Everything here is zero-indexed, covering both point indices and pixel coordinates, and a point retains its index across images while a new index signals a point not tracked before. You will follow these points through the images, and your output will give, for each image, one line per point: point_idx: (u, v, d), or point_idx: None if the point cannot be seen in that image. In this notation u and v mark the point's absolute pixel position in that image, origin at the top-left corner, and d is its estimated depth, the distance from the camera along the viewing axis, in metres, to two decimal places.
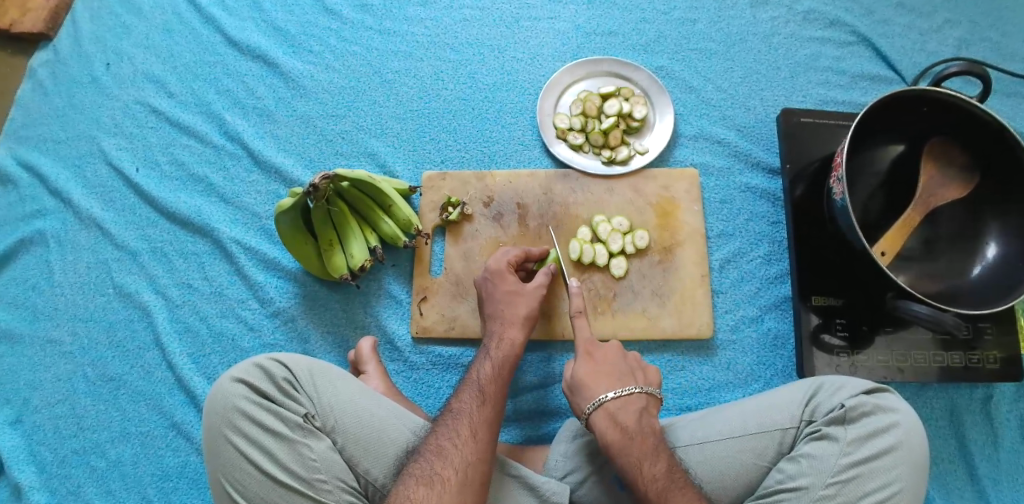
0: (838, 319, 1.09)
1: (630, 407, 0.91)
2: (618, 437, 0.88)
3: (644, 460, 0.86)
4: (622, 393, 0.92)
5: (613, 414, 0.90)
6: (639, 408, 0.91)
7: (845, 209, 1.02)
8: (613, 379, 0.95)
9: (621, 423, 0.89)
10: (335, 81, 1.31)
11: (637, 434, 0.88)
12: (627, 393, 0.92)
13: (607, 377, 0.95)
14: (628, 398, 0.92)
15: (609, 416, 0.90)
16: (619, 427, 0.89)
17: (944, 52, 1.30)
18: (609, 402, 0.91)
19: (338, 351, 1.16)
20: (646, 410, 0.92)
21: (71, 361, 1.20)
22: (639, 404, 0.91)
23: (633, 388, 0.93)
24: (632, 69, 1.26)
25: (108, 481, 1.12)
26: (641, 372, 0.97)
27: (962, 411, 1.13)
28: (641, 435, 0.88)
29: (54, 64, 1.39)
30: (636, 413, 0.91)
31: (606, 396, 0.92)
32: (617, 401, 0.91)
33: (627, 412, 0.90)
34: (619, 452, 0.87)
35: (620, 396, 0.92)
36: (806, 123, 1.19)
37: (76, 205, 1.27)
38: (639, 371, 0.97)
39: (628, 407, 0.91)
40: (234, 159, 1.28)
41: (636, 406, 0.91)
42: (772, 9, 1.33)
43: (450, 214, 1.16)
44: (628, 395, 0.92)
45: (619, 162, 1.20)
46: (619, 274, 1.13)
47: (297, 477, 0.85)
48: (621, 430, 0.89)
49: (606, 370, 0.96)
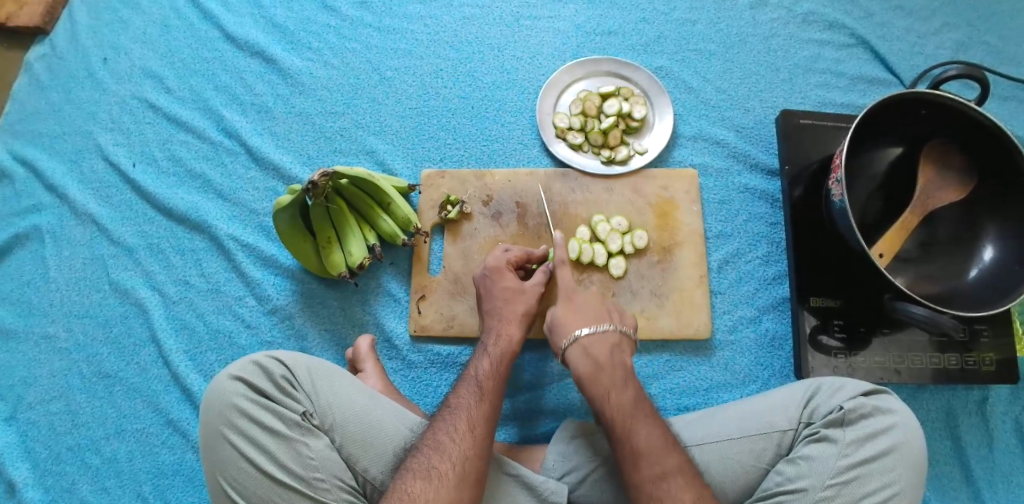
0: (836, 320, 1.09)
1: (603, 344, 0.92)
2: (591, 370, 0.90)
3: (613, 389, 0.88)
4: (597, 330, 0.94)
5: (587, 350, 0.92)
6: (613, 344, 0.93)
7: (844, 211, 1.03)
8: (589, 317, 0.96)
9: (595, 360, 0.91)
10: (334, 78, 1.31)
11: (608, 368, 0.90)
12: (602, 330, 0.94)
13: (584, 314, 0.96)
14: (604, 336, 0.93)
15: (583, 350, 0.92)
16: (593, 361, 0.91)
17: (942, 55, 1.30)
18: (584, 338, 0.93)
19: (335, 349, 1.15)
20: (619, 346, 0.94)
21: (66, 357, 1.19)
22: (613, 341, 0.93)
23: (608, 326, 0.94)
24: (632, 69, 1.26)
25: (102, 479, 1.11)
26: (618, 314, 0.99)
27: (958, 413, 1.13)
28: (612, 368, 0.90)
29: (50, 58, 1.38)
30: (608, 347, 0.92)
31: (582, 333, 0.93)
32: (591, 337, 0.93)
33: (600, 347, 0.92)
34: (590, 383, 0.89)
35: (594, 334, 0.93)
36: (805, 124, 1.19)
37: (72, 201, 1.26)
38: (616, 313, 0.98)
39: (603, 342, 0.93)
40: (232, 156, 1.27)
41: (611, 342, 0.93)
42: (771, 11, 1.33)
43: (449, 212, 1.15)
44: (602, 333, 0.93)
45: (618, 162, 1.20)
46: (618, 274, 1.13)
47: (295, 476, 0.84)
48: (593, 362, 0.91)
49: (585, 309, 0.97)
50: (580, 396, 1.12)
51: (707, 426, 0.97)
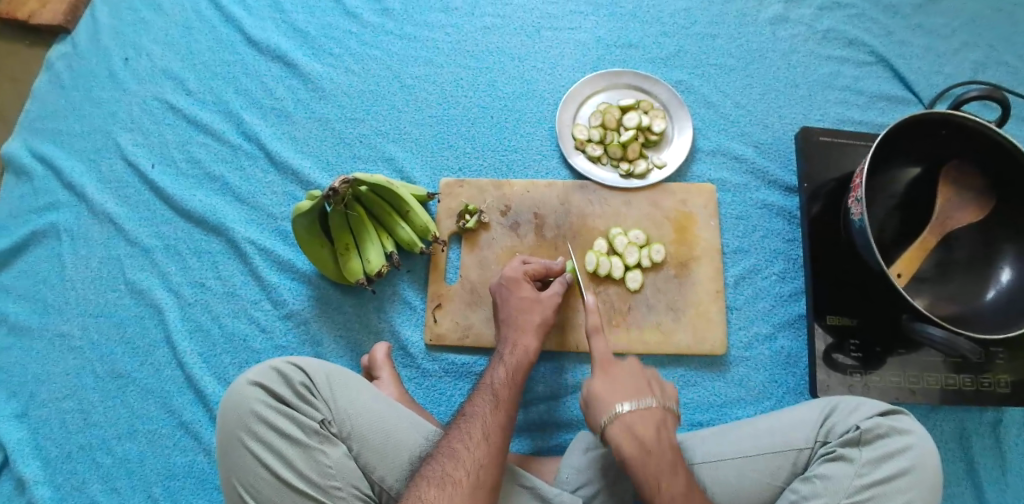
0: (851, 339, 1.09)
1: (647, 421, 0.86)
2: (636, 452, 0.84)
3: (662, 477, 0.83)
4: (639, 407, 0.87)
5: (630, 427, 0.86)
6: (658, 421, 0.87)
7: (863, 230, 1.02)
8: (630, 392, 0.89)
9: (641, 442, 0.85)
10: (354, 84, 1.31)
11: (657, 451, 0.84)
12: (645, 407, 0.87)
13: (623, 388, 0.89)
14: (647, 412, 0.86)
15: (626, 427, 0.86)
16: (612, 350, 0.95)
17: (962, 75, 1.30)
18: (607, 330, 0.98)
19: (350, 356, 1.15)
20: (664, 423, 0.87)
21: (80, 356, 1.19)
22: None
23: (649, 401, 0.87)
24: (652, 83, 1.26)
25: (113, 479, 1.11)
26: (659, 385, 0.91)
27: (972, 434, 1.13)
28: (661, 450, 0.84)
29: (71, 56, 1.38)
30: (653, 426, 0.86)
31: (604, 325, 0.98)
32: (635, 414, 0.86)
33: (644, 424, 0.86)
34: (636, 469, 0.84)
35: (636, 409, 0.86)
36: (824, 142, 1.19)
37: (90, 200, 1.27)
38: (656, 383, 0.91)
39: (648, 423, 0.86)
40: (251, 159, 1.28)
41: (655, 420, 0.87)
42: (791, 27, 1.34)
43: (467, 221, 1.16)
44: (645, 407, 0.87)
45: (636, 176, 1.20)
46: (634, 287, 1.13)
47: (311, 483, 0.85)
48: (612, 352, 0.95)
49: (623, 384, 0.90)
50: None
51: (721, 441, 0.97)
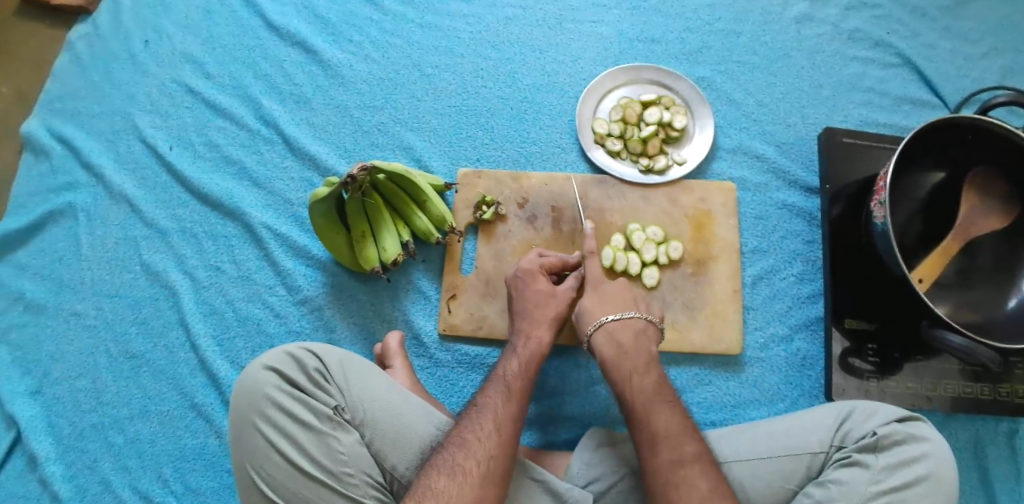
0: (869, 344, 1.08)
1: (627, 327, 0.96)
2: (613, 352, 0.95)
3: (635, 373, 0.92)
4: (622, 316, 0.98)
5: (611, 333, 0.96)
6: (637, 329, 0.97)
7: (886, 233, 1.01)
8: (615, 307, 1.01)
9: (619, 343, 0.95)
10: (373, 71, 1.31)
11: (631, 352, 0.94)
12: (626, 317, 0.98)
13: (608, 300, 1.01)
14: (629, 321, 0.98)
15: (608, 335, 0.96)
16: (618, 346, 0.95)
17: (988, 79, 1.28)
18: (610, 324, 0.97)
19: (363, 343, 1.15)
20: (644, 333, 0.97)
21: (94, 335, 1.19)
22: (638, 327, 0.97)
23: (632, 312, 0.98)
24: (674, 78, 1.25)
25: (124, 458, 1.12)
26: (644, 305, 1.02)
27: (987, 444, 1.11)
28: (636, 353, 0.94)
29: (91, 37, 1.38)
30: (632, 331, 0.97)
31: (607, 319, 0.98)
32: (617, 322, 0.97)
33: (624, 331, 0.97)
34: (614, 365, 0.93)
35: (619, 320, 0.98)
36: (847, 143, 1.18)
37: (108, 180, 1.27)
38: (642, 303, 1.02)
39: (627, 328, 0.97)
40: (269, 144, 1.27)
41: (634, 327, 0.97)
42: (817, 26, 1.32)
43: (484, 212, 1.15)
44: (627, 318, 0.98)
45: (656, 172, 1.19)
46: (651, 283, 1.12)
47: (322, 469, 0.84)
48: (617, 346, 0.95)
49: (610, 298, 1.01)
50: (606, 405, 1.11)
51: (734, 442, 0.96)
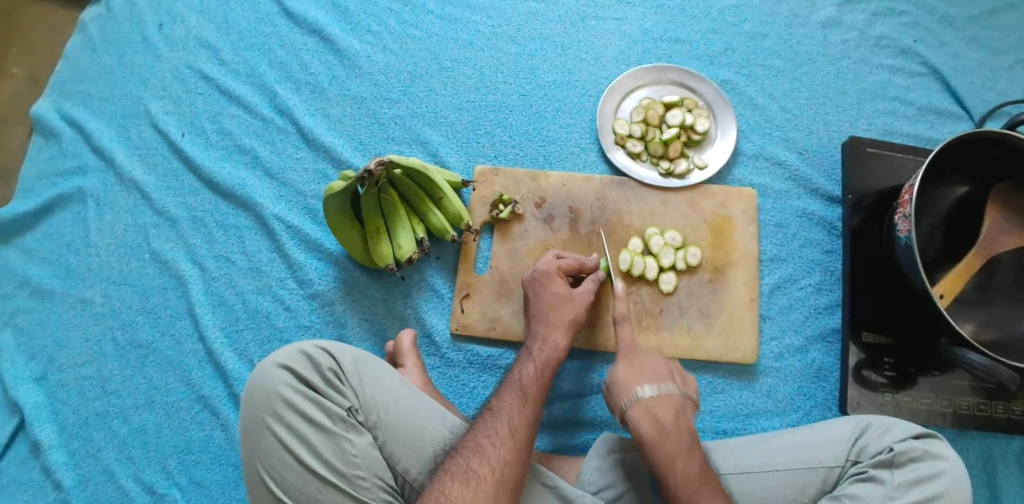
0: (886, 358, 1.07)
1: (667, 405, 0.88)
2: (654, 432, 0.86)
3: (678, 457, 0.84)
4: (660, 392, 0.90)
5: (651, 412, 0.88)
6: (677, 406, 0.89)
7: (909, 247, 0.99)
8: (652, 378, 0.92)
9: (659, 422, 0.87)
10: (391, 63, 1.28)
11: (674, 431, 0.87)
12: (665, 393, 0.90)
13: (645, 371, 0.93)
14: (666, 397, 0.89)
15: (646, 413, 0.88)
16: (656, 423, 0.87)
17: (1015, 92, 1.26)
18: (647, 398, 0.89)
19: (373, 340, 1.14)
20: (682, 409, 0.90)
21: (101, 322, 1.18)
22: (677, 403, 0.89)
23: (669, 386, 0.90)
24: (698, 80, 1.23)
25: (129, 448, 1.11)
26: (680, 375, 0.94)
27: (998, 462, 1.11)
28: (677, 432, 0.87)
29: (104, 18, 1.35)
30: (672, 410, 0.88)
31: (644, 392, 0.89)
32: (654, 399, 0.89)
33: (665, 408, 0.88)
34: (653, 446, 0.85)
35: (656, 394, 0.89)
36: (872, 153, 1.16)
37: (118, 165, 1.25)
38: (678, 374, 0.94)
39: (666, 405, 0.89)
40: (283, 134, 1.25)
41: (673, 404, 0.89)
42: (843, 31, 1.29)
43: (500, 211, 1.13)
44: (665, 393, 0.89)
45: (676, 176, 1.17)
46: (667, 289, 1.11)
47: (334, 471, 0.83)
48: (656, 424, 0.87)
49: (646, 369, 0.93)
50: (618, 410, 1.10)
51: (748, 454, 0.95)
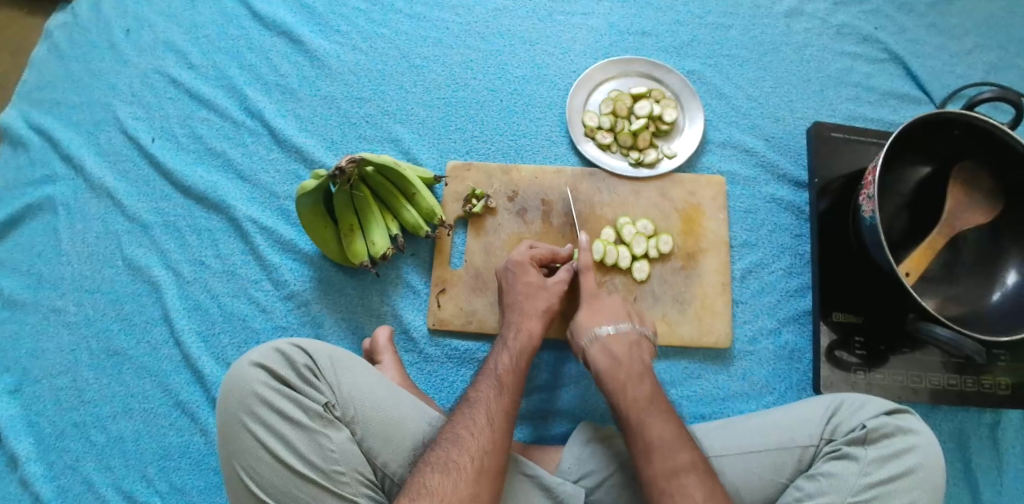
0: (856, 337, 1.09)
1: (621, 341, 0.96)
2: (608, 364, 0.95)
3: (629, 382, 0.91)
4: (615, 329, 0.98)
5: (607, 347, 0.96)
6: (632, 341, 0.97)
7: (874, 227, 1.01)
8: (611, 316, 1.00)
9: (614, 355, 0.95)
10: (361, 62, 1.29)
11: (626, 363, 0.94)
12: (620, 330, 0.98)
13: (603, 312, 1.01)
14: (621, 334, 0.97)
15: (603, 346, 0.96)
16: (611, 356, 0.95)
17: (973, 75, 1.29)
18: (605, 336, 0.97)
19: (351, 339, 1.14)
20: (638, 344, 0.97)
21: (75, 332, 1.17)
22: (631, 339, 0.97)
23: (625, 324, 0.98)
24: (664, 71, 1.24)
25: (107, 457, 1.10)
26: (639, 317, 1.03)
27: (970, 435, 1.13)
28: (629, 364, 0.94)
29: (70, 25, 1.35)
30: (627, 345, 0.96)
31: (601, 330, 0.98)
32: (610, 334, 0.97)
33: (622, 347, 0.96)
34: (607, 376, 0.93)
35: (612, 332, 0.98)
36: (836, 138, 1.18)
37: (88, 173, 1.24)
38: (636, 316, 1.02)
39: (622, 341, 0.97)
40: (254, 136, 1.25)
41: (629, 340, 0.97)
42: (806, 20, 1.32)
43: (474, 206, 1.14)
44: (621, 331, 0.98)
45: (646, 165, 1.19)
46: (641, 277, 1.12)
47: (313, 467, 0.83)
48: (612, 360, 0.95)
49: (604, 308, 1.01)
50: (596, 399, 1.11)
51: (724, 437, 0.95)
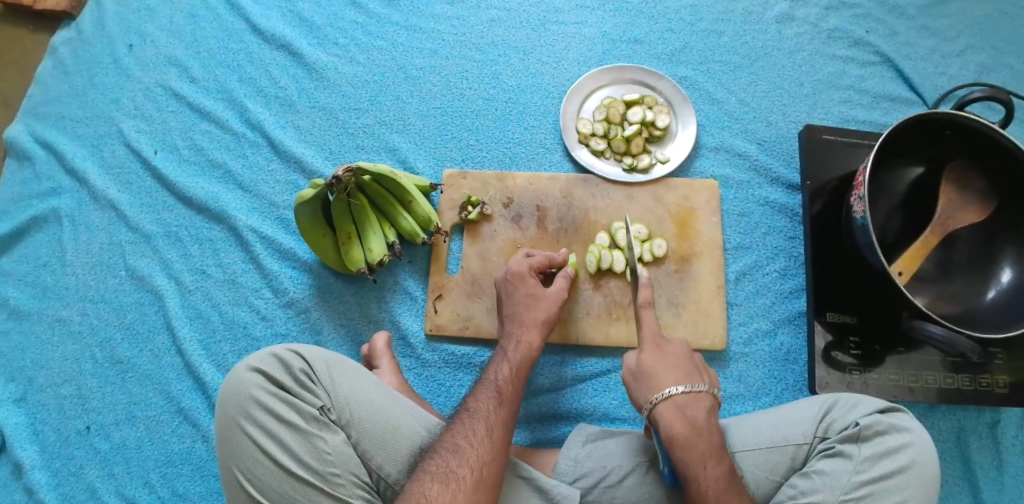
0: (851, 337, 1.09)
1: (699, 408, 0.88)
2: (688, 433, 0.86)
3: (708, 458, 0.84)
4: (692, 390, 0.89)
5: (684, 412, 0.88)
6: (707, 407, 0.89)
7: (865, 228, 1.02)
8: (681, 376, 0.92)
9: (691, 421, 0.87)
10: (358, 74, 1.31)
11: (705, 435, 0.86)
12: (697, 392, 0.90)
13: (672, 371, 0.92)
14: (699, 397, 0.89)
15: (678, 414, 0.87)
16: (688, 422, 0.87)
17: (965, 76, 1.30)
18: (677, 397, 0.89)
19: (350, 345, 1.16)
20: (713, 410, 0.90)
21: (79, 341, 1.19)
22: (709, 405, 0.89)
23: (702, 386, 0.90)
24: (656, 78, 1.26)
25: (110, 464, 1.11)
26: (706, 372, 0.95)
27: (969, 434, 1.13)
28: (708, 436, 0.86)
29: (75, 42, 1.38)
30: (705, 411, 0.88)
31: (674, 391, 0.89)
32: (687, 397, 0.89)
33: (705, 429, 0.87)
34: (685, 446, 0.84)
35: (689, 394, 0.89)
36: (828, 140, 1.19)
37: (92, 186, 1.27)
38: (704, 372, 0.94)
39: (698, 405, 0.89)
40: (254, 147, 1.28)
41: (704, 405, 0.89)
42: (797, 25, 1.33)
43: (469, 213, 1.16)
44: (696, 394, 0.89)
45: (639, 170, 1.20)
46: (635, 281, 1.13)
47: (310, 470, 0.84)
48: (689, 426, 0.86)
49: (675, 366, 0.93)
50: (593, 402, 1.12)
51: None
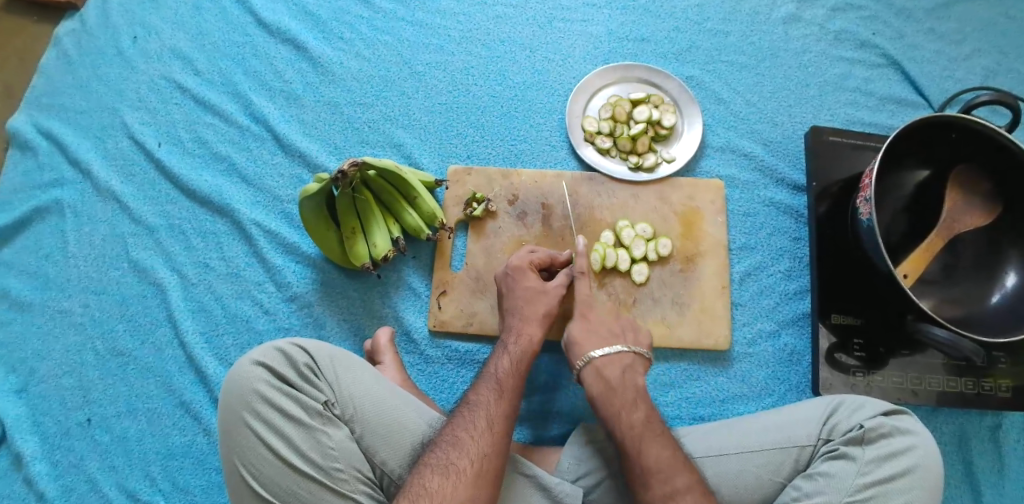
0: (855, 339, 1.09)
1: (615, 365, 0.95)
2: (603, 390, 0.93)
3: (624, 407, 0.91)
4: (610, 351, 0.97)
5: (601, 371, 0.95)
6: (626, 364, 0.96)
7: (871, 230, 1.02)
8: (604, 339, 1.00)
9: (608, 378, 0.94)
10: (364, 69, 1.31)
11: (621, 388, 0.93)
12: (616, 351, 0.97)
13: (595, 335, 1.00)
14: (617, 356, 0.97)
15: (597, 372, 0.96)
16: (606, 381, 0.94)
17: (971, 80, 1.30)
18: (597, 359, 0.96)
19: (353, 340, 1.15)
20: (632, 367, 0.97)
21: (81, 333, 1.18)
22: (626, 362, 0.96)
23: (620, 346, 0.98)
24: (663, 77, 1.26)
25: (111, 456, 1.11)
26: (632, 333, 1.02)
27: (971, 437, 1.13)
28: (625, 389, 0.93)
29: (79, 33, 1.38)
30: (621, 368, 0.95)
31: (595, 353, 0.97)
32: (605, 358, 0.96)
33: (624, 387, 0.93)
34: (602, 403, 0.92)
35: (607, 355, 0.97)
36: (833, 141, 1.19)
37: (95, 177, 1.26)
38: (629, 334, 1.01)
39: (615, 364, 0.96)
40: (259, 141, 1.27)
41: (623, 363, 0.96)
42: (804, 27, 1.33)
43: (474, 209, 1.15)
44: (614, 352, 0.97)
45: (645, 169, 1.20)
46: (640, 280, 1.13)
47: (313, 464, 0.84)
48: (606, 383, 0.94)
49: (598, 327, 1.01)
50: None
51: (722, 438, 0.96)
